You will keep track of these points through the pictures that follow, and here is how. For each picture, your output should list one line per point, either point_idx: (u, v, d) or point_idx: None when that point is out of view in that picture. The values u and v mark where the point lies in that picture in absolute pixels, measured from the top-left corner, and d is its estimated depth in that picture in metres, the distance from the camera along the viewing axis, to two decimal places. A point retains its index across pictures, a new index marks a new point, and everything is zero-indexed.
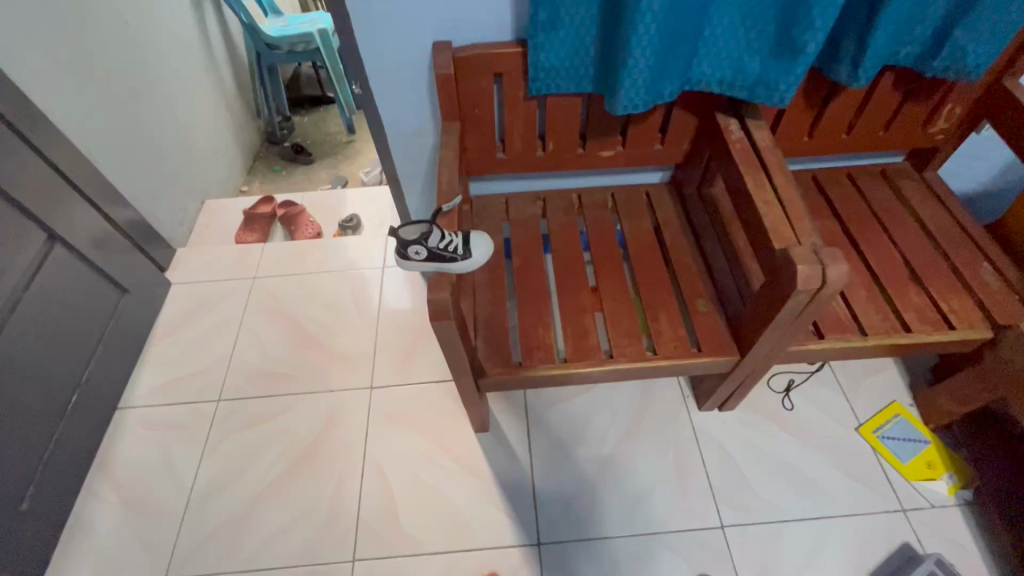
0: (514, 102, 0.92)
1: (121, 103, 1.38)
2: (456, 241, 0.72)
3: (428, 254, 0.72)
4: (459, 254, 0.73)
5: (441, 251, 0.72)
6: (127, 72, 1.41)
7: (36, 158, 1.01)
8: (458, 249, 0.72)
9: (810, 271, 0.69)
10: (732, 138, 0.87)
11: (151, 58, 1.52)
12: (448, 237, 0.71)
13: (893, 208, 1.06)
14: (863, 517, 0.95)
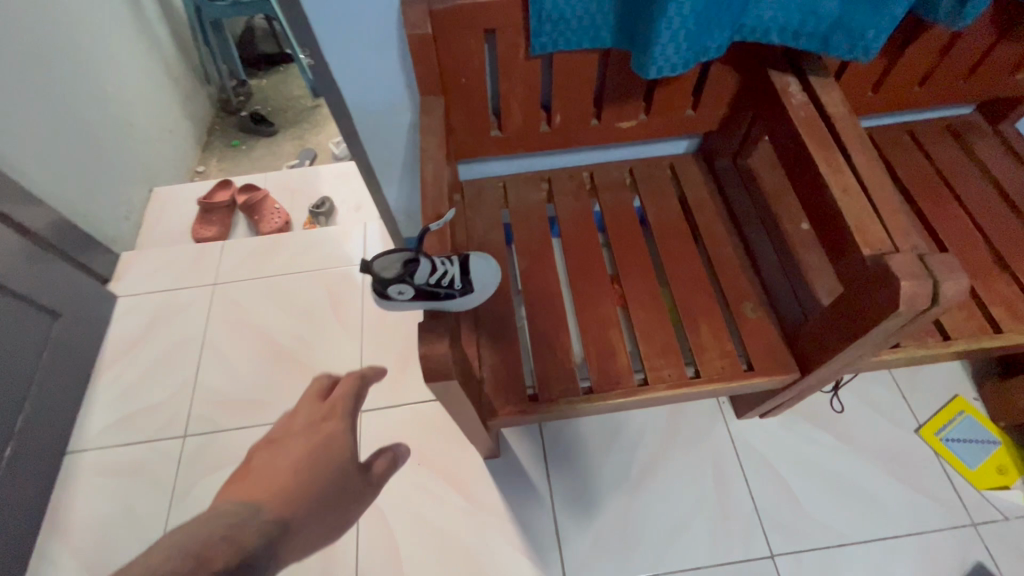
0: (511, 68, 0.72)
1: (28, 81, 1.13)
2: (450, 271, 0.60)
3: (419, 293, 0.59)
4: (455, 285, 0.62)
5: (434, 285, 0.60)
6: (30, 41, 1.15)
7: None
8: (455, 280, 0.61)
9: (917, 288, 0.53)
10: (793, 103, 0.68)
11: (63, 21, 1.25)
12: (444, 271, 0.58)
13: (968, 173, 0.88)
14: (930, 536, 0.84)
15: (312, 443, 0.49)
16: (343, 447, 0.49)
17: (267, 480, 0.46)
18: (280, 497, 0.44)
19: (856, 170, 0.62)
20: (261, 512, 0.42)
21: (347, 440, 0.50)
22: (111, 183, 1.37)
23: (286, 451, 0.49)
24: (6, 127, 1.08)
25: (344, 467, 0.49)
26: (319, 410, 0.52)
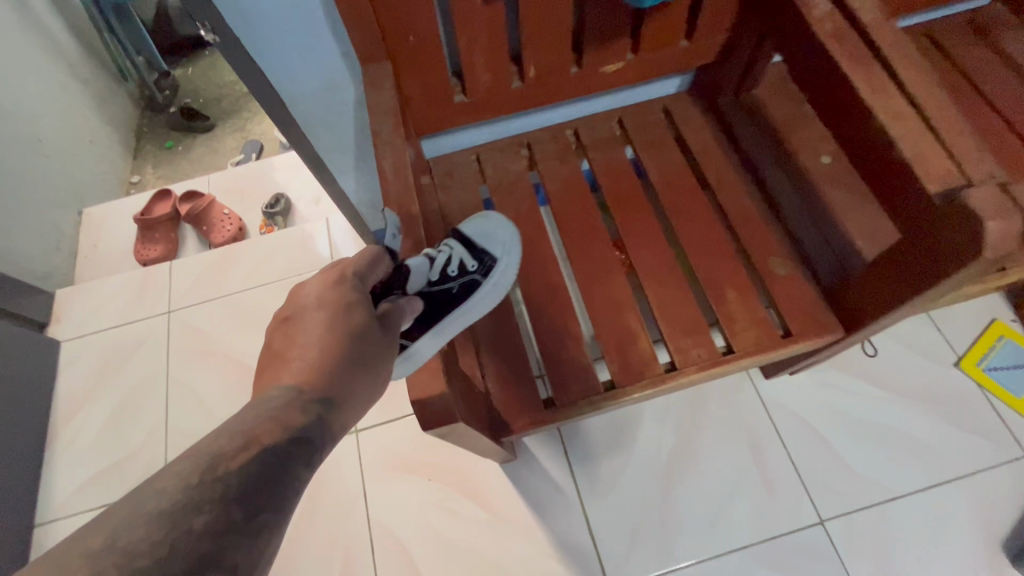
0: (468, 15, 0.57)
1: None
2: (458, 254, 0.61)
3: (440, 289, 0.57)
4: (473, 269, 0.62)
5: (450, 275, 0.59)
6: None
7: None
8: (468, 262, 0.62)
9: (1006, 226, 0.43)
10: (817, 15, 0.55)
11: None
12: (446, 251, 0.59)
13: (996, 72, 0.78)
14: (985, 476, 0.78)
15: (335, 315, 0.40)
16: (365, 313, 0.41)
17: (291, 355, 0.38)
18: (310, 380, 0.37)
19: (904, 89, 0.51)
20: (294, 397, 0.36)
21: (365, 316, 0.41)
22: (31, 212, 1.20)
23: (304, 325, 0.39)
24: None
25: (371, 337, 0.40)
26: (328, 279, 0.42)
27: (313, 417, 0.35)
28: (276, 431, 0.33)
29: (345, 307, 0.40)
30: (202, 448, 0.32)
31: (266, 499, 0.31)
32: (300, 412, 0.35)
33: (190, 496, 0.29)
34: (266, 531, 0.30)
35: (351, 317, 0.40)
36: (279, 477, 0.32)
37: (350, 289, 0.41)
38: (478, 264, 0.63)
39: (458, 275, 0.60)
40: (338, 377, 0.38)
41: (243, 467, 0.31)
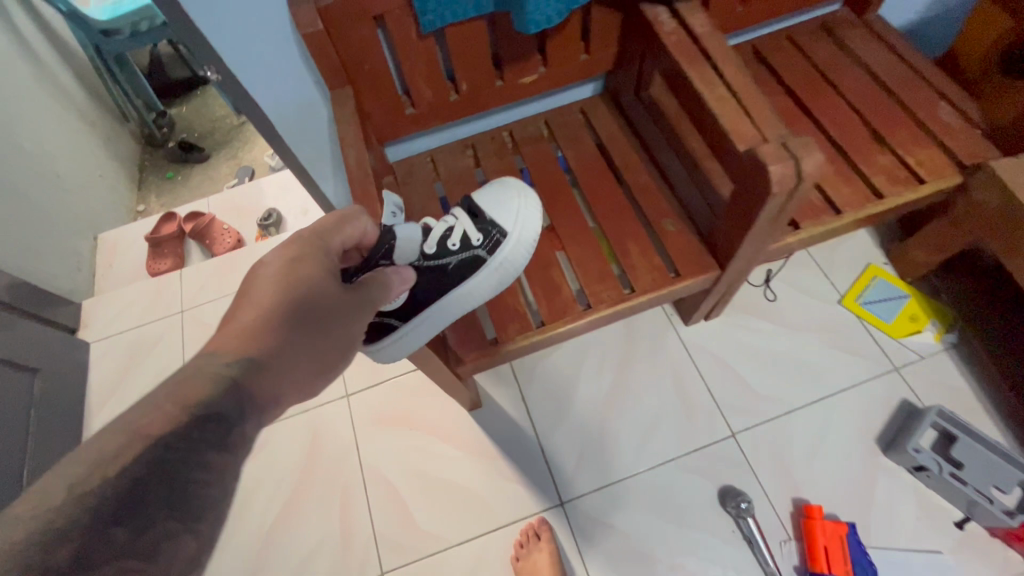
0: (406, 45, 0.76)
1: None
2: (467, 232, 0.71)
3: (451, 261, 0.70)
4: (481, 245, 0.72)
5: (459, 250, 0.71)
6: None
7: None
8: (476, 239, 0.71)
9: (784, 169, 0.61)
10: (666, 30, 0.75)
11: None
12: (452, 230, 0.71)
13: (839, 61, 0.98)
14: (862, 387, 0.96)
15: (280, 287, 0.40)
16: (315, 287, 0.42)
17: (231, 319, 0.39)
18: (237, 340, 0.37)
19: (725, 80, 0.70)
20: (214, 359, 0.36)
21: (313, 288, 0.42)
22: (56, 237, 1.37)
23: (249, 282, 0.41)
24: None
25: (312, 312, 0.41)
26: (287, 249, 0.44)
27: (230, 381, 0.34)
28: (171, 419, 0.31)
29: (292, 263, 0.42)
30: (86, 449, 0.29)
31: (159, 509, 0.28)
32: (215, 380, 0.34)
33: (56, 523, 0.26)
34: (165, 544, 0.28)
35: (296, 273, 0.42)
36: (179, 477, 0.30)
37: (311, 249, 0.44)
38: (484, 241, 0.72)
39: (464, 248, 0.71)
40: (272, 333, 0.38)
41: (127, 470, 0.28)
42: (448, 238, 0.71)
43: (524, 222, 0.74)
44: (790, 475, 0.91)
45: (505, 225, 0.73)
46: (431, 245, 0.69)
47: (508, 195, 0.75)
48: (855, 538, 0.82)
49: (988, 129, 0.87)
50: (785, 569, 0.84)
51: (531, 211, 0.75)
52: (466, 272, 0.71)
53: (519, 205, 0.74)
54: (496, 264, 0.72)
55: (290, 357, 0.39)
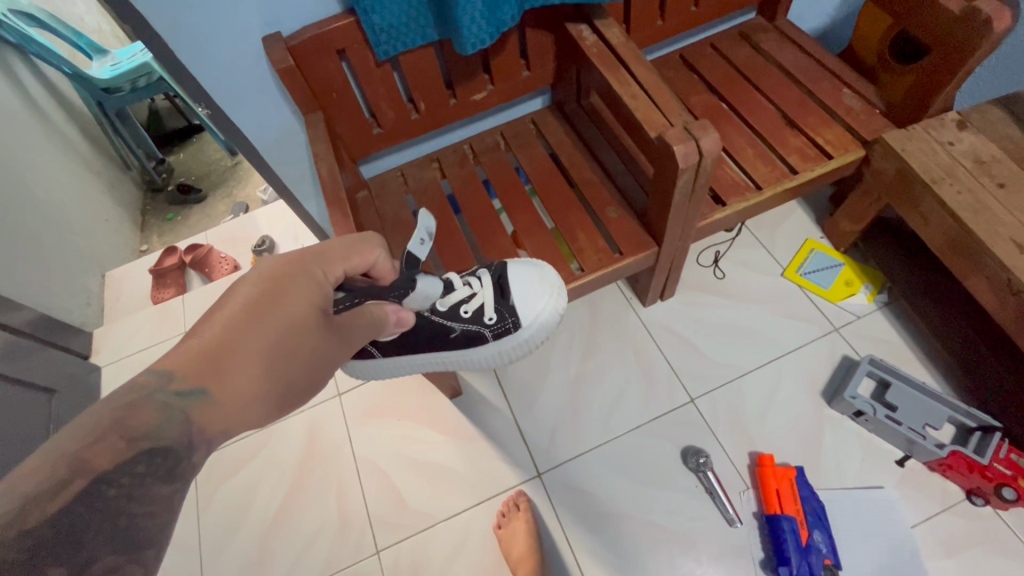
0: (367, 73, 0.89)
1: None
2: (485, 313, 0.76)
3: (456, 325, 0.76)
4: (489, 326, 0.78)
5: (468, 322, 0.77)
6: None
7: None
8: (489, 322, 0.77)
9: (686, 148, 0.73)
10: (587, 43, 0.87)
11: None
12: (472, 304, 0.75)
13: (757, 63, 1.07)
14: (805, 347, 1.06)
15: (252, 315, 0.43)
16: (290, 320, 0.45)
17: (195, 343, 0.40)
18: (199, 363, 0.39)
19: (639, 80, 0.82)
20: (167, 384, 0.37)
21: (286, 319, 0.44)
22: (69, 276, 1.49)
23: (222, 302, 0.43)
24: None
25: (279, 342, 0.43)
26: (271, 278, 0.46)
27: (179, 410, 0.36)
28: (117, 454, 0.31)
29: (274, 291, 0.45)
30: (18, 481, 0.28)
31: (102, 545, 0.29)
32: (165, 410, 0.35)
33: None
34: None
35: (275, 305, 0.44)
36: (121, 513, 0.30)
37: (292, 280, 0.47)
38: (495, 327, 0.78)
39: (472, 319, 0.77)
40: (235, 358, 0.41)
41: (64, 512, 0.28)
42: (463, 305, 0.76)
43: (541, 328, 0.79)
44: (745, 432, 0.99)
45: (523, 321, 0.78)
46: (445, 304, 0.74)
47: (541, 296, 0.78)
48: (803, 479, 0.91)
49: (885, 107, 0.99)
50: (745, 516, 0.93)
51: (552, 321, 0.79)
52: (464, 341, 0.78)
53: (547, 311, 0.78)
54: (495, 349, 0.79)
55: (252, 390, 0.41)
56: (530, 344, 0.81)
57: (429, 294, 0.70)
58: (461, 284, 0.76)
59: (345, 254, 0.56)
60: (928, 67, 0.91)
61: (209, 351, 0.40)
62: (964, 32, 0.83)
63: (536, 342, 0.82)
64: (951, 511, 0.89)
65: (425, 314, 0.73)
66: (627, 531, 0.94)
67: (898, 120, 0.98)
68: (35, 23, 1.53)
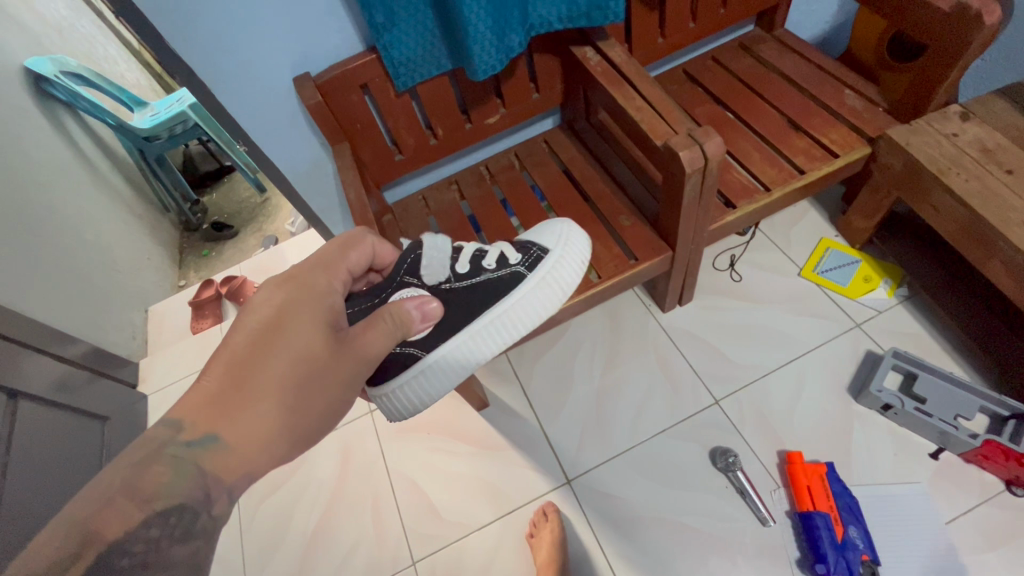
0: (388, 103, 0.96)
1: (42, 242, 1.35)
2: (508, 255, 0.72)
3: (486, 278, 0.70)
4: (520, 265, 0.71)
5: (497, 270, 0.71)
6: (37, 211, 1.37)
7: None
8: (517, 260, 0.71)
9: (691, 153, 0.76)
10: (592, 64, 0.93)
11: (54, 187, 1.47)
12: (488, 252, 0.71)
13: (758, 72, 1.11)
14: (828, 345, 1.07)
15: (251, 354, 0.48)
16: (289, 353, 0.49)
17: (208, 381, 0.47)
18: (207, 408, 0.45)
19: (643, 95, 0.86)
20: (177, 435, 0.43)
21: (283, 353, 0.49)
22: (121, 309, 1.56)
23: (230, 339, 0.49)
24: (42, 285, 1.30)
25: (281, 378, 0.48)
26: (271, 309, 0.51)
27: (192, 464, 0.42)
28: (127, 520, 0.37)
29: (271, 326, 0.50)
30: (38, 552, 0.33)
31: None
32: (176, 463, 0.42)
33: None
34: None
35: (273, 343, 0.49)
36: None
37: (288, 311, 0.51)
38: (526, 262, 0.72)
39: (499, 266, 0.71)
40: (239, 395, 0.46)
41: None
42: (483, 258, 0.71)
43: (565, 240, 0.75)
44: (772, 431, 1.00)
45: (545, 243, 0.74)
46: (463, 264, 0.70)
47: (549, 225, 0.78)
48: (834, 475, 0.91)
49: (889, 105, 1.02)
50: (778, 515, 0.93)
51: (572, 233, 0.76)
52: (504, 290, 0.70)
53: (562, 229, 0.76)
54: (537, 274, 0.71)
55: (260, 423, 0.46)
56: (572, 265, 0.73)
57: (443, 249, 0.68)
58: (472, 245, 0.73)
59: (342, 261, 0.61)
60: (926, 64, 0.93)
61: (217, 391, 0.46)
62: (957, 28, 0.86)
63: (579, 262, 0.74)
64: (991, 503, 0.88)
65: (448, 283, 0.68)
66: (659, 533, 0.94)
67: (901, 116, 1.00)
68: (83, 82, 1.66)
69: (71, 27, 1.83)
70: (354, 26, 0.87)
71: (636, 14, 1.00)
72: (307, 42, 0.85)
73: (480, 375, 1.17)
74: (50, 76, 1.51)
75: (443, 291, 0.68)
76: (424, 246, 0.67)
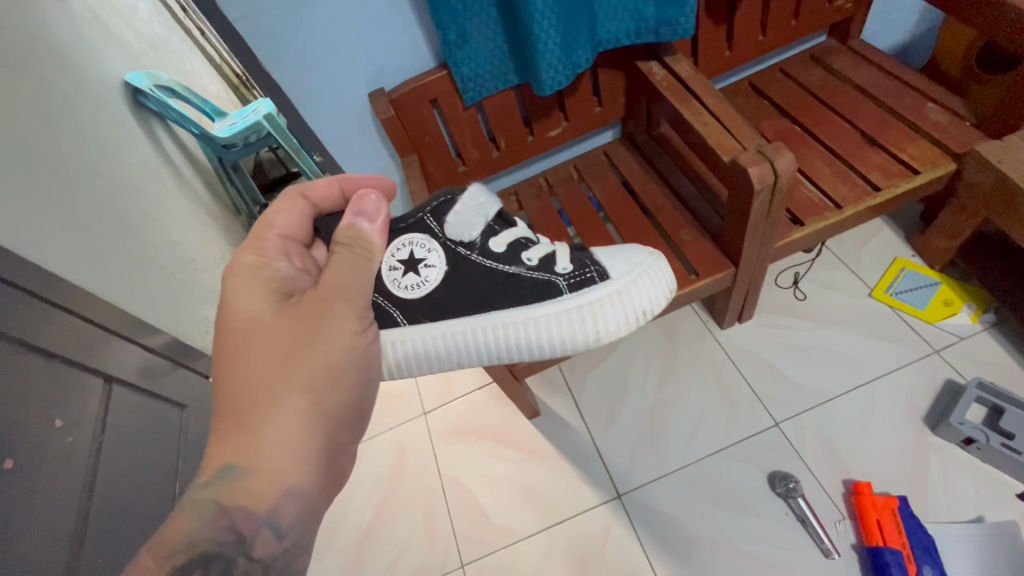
0: (456, 117, 0.99)
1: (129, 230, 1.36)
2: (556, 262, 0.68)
3: (518, 272, 0.66)
4: (564, 280, 0.67)
5: (535, 273, 0.67)
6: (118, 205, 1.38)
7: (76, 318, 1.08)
8: (561, 271, 0.67)
9: (761, 169, 0.75)
10: (658, 78, 0.93)
11: None
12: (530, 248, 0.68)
13: (830, 84, 1.08)
14: (903, 370, 1.01)
15: (236, 376, 0.50)
16: (269, 352, 0.51)
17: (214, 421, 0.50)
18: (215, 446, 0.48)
19: (710, 109, 0.85)
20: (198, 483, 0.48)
21: (267, 353, 0.51)
22: (199, 303, 1.61)
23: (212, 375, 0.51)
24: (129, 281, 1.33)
25: (273, 379, 0.50)
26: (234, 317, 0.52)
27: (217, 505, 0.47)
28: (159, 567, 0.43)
29: (250, 339, 0.51)
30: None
31: None
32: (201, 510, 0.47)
33: None
34: None
35: (260, 355, 0.51)
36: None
37: (252, 313, 0.52)
38: (572, 280, 0.67)
39: (542, 268, 0.67)
40: (241, 420, 0.49)
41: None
42: (525, 252, 0.67)
43: (637, 277, 0.68)
44: (837, 458, 0.95)
45: (611, 272, 0.68)
46: (499, 244, 0.66)
47: (633, 253, 0.71)
48: (908, 510, 0.87)
49: (976, 119, 0.96)
50: (842, 547, 0.88)
51: (650, 272, 0.69)
52: (535, 296, 0.66)
53: (643, 264, 0.69)
54: (581, 308, 0.66)
55: (272, 433, 0.49)
56: (628, 311, 0.67)
57: (488, 209, 0.66)
58: (522, 228, 0.69)
59: (269, 226, 0.60)
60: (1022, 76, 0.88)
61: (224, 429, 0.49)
62: None
63: (636, 309, 0.67)
64: None
65: (470, 253, 0.66)
66: (713, 555, 0.92)
67: (992, 131, 0.95)
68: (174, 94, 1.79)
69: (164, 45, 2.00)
70: (427, 44, 0.91)
71: (702, 30, 0.99)
72: (383, 59, 0.90)
73: (531, 383, 1.19)
74: (145, 88, 1.64)
75: (462, 261, 0.65)
76: (463, 197, 0.65)
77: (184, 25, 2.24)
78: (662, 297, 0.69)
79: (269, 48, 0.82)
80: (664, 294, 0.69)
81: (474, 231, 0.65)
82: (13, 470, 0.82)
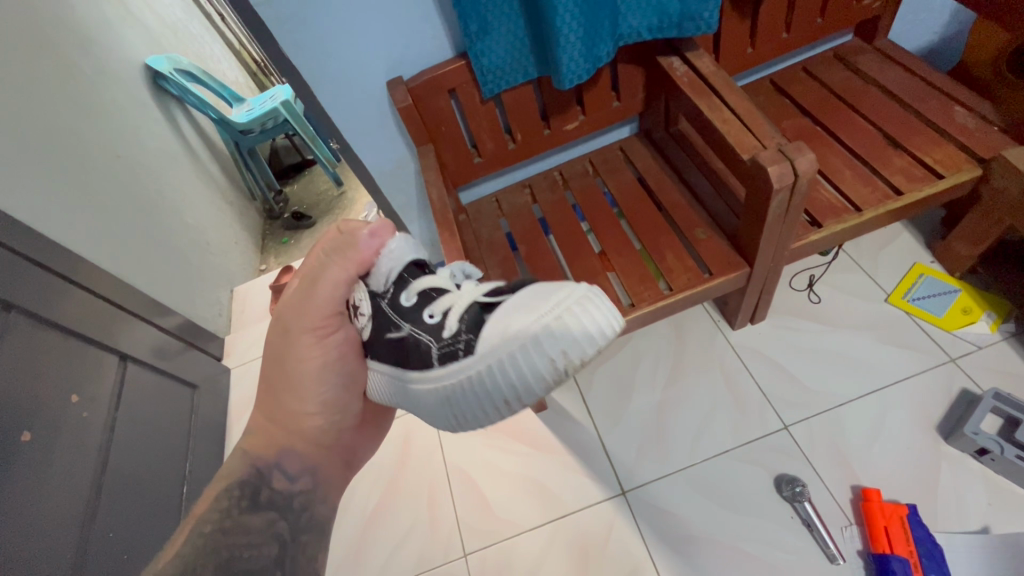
0: (473, 108, 0.99)
1: (137, 214, 1.38)
2: (441, 322, 0.59)
3: (410, 333, 0.60)
4: (437, 345, 0.58)
5: (421, 335, 0.59)
6: (131, 187, 1.39)
7: (89, 295, 1.10)
8: (438, 336, 0.58)
9: (781, 169, 0.74)
10: (679, 74, 0.92)
11: (161, 167, 1.56)
12: (434, 305, 0.60)
13: (854, 84, 1.06)
14: (917, 376, 1.00)
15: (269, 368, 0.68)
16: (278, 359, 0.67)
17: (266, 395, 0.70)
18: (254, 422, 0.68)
19: (731, 107, 0.84)
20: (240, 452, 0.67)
21: (274, 357, 0.67)
22: (211, 287, 1.62)
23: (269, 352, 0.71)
24: (143, 262, 1.34)
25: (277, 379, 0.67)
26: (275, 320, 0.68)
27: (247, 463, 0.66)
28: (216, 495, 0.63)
29: (272, 342, 0.68)
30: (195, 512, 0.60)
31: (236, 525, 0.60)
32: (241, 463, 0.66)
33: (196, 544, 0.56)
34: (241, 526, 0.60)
35: (274, 359, 0.67)
36: (228, 538, 0.58)
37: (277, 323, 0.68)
38: (444, 350, 0.58)
39: (430, 328, 0.59)
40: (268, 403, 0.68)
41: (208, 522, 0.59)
42: (429, 306, 0.60)
43: (513, 356, 0.52)
44: (846, 463, 0.94)
45: (482, 346, 0.54)
46: (408, 296, 0.61)
47: (521, 312, 0.53)
48: (917, 519, 0.86)
49: (1005, 124, 0.94)
50: (848, 553, 0.88)
51: (531, 347, 0.52)
52: (416, 360, 0.60)
53: (518, 334, 0.52)
54: (443, 388, 0.57)
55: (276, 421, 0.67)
56: (492, 393, 0.55)
57: (400, 258, 0.61)
58: (439, 279, 0.61)
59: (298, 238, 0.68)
60: None
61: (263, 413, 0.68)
62: None
63: (505, 389, 0.54)
64: None
65: (386, 301, 0.62)
66: (715, 556, 0.92)
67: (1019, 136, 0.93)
68: (192, 79, 1.80)
69: (184, 29, 2.00)
70: (447, 34, 0.90)
71: (726, 26, 0.98)
72: (402, 48, 0.90)
73: None
74: (164, 71, 1.65)
75: (378, 311, 0.63)
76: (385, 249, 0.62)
77: (205, 9, 2.24)
78: (546, 374, 0.53)
79: (289, 34, 0.82)
80: (552, 368, 0.52)
81: (381, 281, 0.62)
82: (29, 442, 0.84)
